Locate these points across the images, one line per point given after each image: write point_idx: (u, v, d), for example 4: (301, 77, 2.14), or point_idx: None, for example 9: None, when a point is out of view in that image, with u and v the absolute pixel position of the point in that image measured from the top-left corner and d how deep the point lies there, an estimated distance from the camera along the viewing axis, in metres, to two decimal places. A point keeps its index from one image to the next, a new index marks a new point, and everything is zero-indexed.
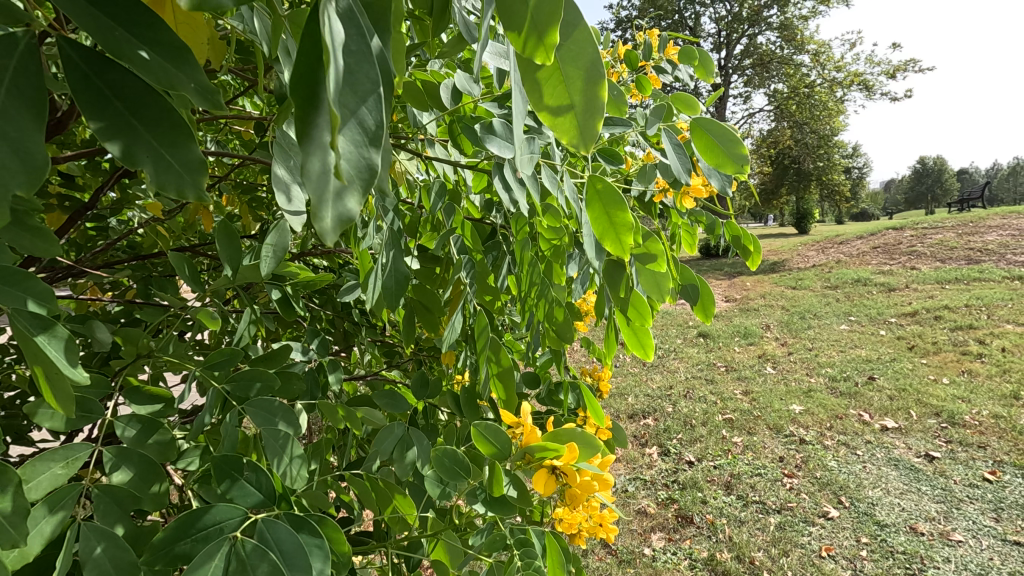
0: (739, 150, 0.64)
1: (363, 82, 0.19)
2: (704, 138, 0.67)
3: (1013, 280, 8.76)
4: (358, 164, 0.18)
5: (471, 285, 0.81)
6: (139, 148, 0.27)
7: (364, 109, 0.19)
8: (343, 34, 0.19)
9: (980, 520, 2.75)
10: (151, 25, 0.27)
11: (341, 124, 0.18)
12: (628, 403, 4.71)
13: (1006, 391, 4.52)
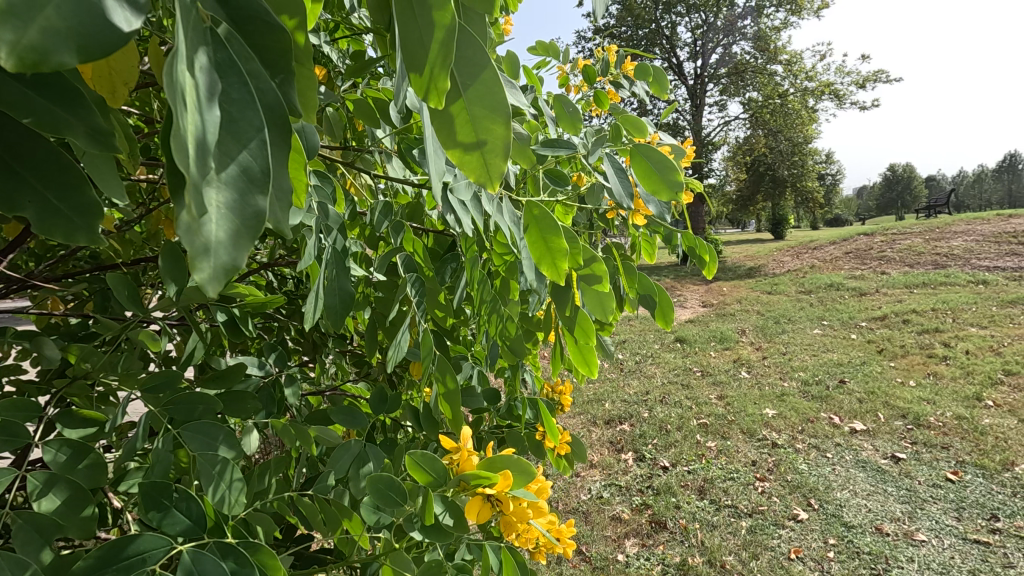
0: (675, 174, 0.66)
1: (242, 138, 0.21)
2: (644, 166, 0.69)
3: (976, 285, 9.06)
4: (238, 216, 0.20)
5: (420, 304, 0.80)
6: (23, 194, 0.29)
7: (249, 159, 0.21)
8: (222, 94, 0.21)
9: (943, 520, 2.82)
10: (36, 76, 0.28)
11: (224, 179, 0.20)
12: (605, 409, 4.76)
13: (970, 393, 4.66)
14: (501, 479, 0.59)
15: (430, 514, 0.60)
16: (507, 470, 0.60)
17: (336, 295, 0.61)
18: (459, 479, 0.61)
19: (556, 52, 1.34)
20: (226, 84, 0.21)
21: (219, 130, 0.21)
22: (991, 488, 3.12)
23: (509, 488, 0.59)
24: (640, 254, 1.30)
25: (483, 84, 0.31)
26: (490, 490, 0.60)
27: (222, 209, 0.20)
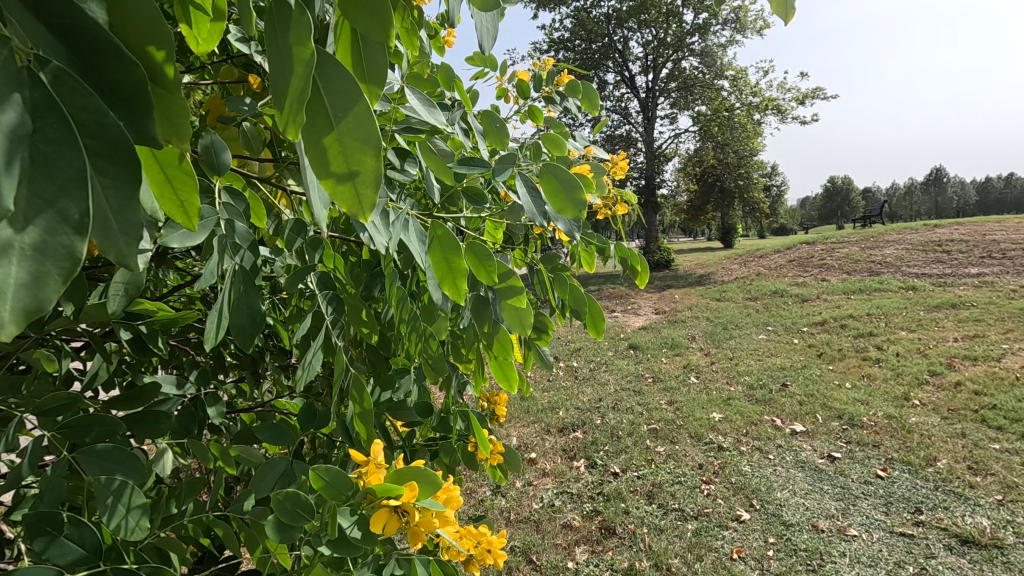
0: (579, 193, 0.63)
1: (57, 175, 0.22)
2: (549, 181, 0.66)
3: (906, 291, 9.65)
4: (48, 252, 0.22)
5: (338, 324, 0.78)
6: None
7: (68, 199, 0.22)
8: (35, 133, 0.22)
9: (873, 515, 2.97)
10: None
11: (31, 219, 0.22)
12: (558, 417, 4.80)
13: (899, 393, 4.94)
14: (407, 491, 0.57)
15: (335, 527, 0.58)
16: (414, 480, 0.57)
17: (244, 313, 0.61)
18: (364, 493, 0.59)
19: (494, 63, 1.35)
20: (41, 125, 0.22)
21: (27, 173, 0.22)
22: (916, 482, 3.31)
23: (415, 500, 0.57)
24: (578, 265, 1.34)
25: (357, 116, 0.31)
26: (395, 502, 0.57)
27: (34, 252, 0.21)
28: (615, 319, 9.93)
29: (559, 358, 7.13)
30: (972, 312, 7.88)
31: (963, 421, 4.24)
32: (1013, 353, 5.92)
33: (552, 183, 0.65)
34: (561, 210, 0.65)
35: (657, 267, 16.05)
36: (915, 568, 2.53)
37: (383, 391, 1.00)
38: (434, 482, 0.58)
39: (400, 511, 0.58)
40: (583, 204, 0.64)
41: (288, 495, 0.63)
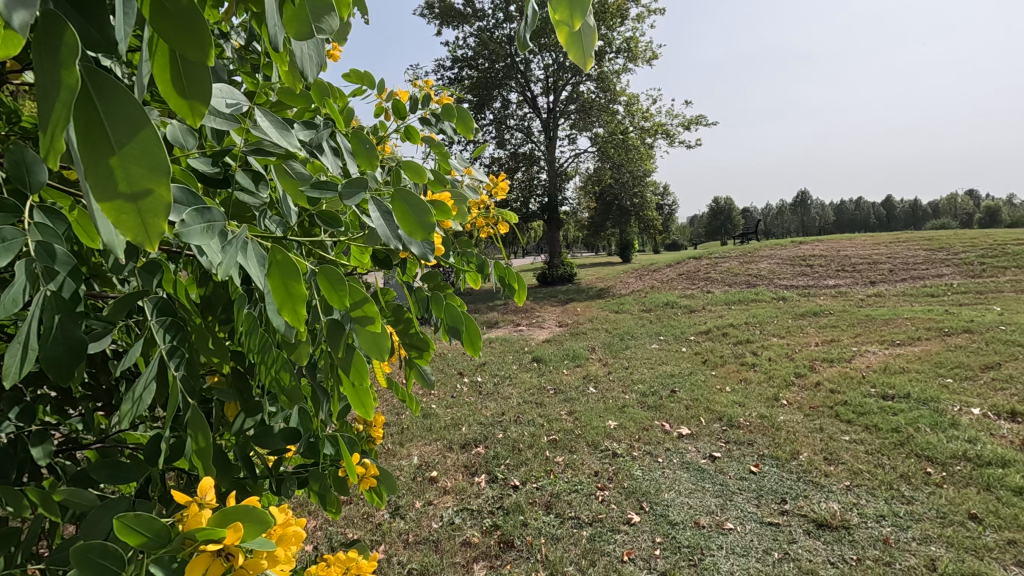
0: (428, 223, 0.66)
1: None
2: (403, 211, 0.67)
3: (777, 301, 10.73)
4: None
5: (181, 353, 0.74)
6: None
7: None
8: None
9: (747, 508, 3.23)
10: None
11: None
12: (461, 433, 4.78)
13: (769, 394, 5.47)
14: (229, 533, 0.54)
15: None
16: (239, 522, 0.55)
17: (60, 342, 0.57)
18: (183, 538, 0.55)
19: (372, 81, 1.35)
20: None
21: None
22: (782, 475, 3.66)
23: (240, 542, 0.55)
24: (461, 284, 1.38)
25: (141, 141, 0.30)
26: (218, 546, 0.55)
27: None
28: (520, 332, 10.08)
29: (463, 373, 7.10)
30: (829, 319, 8.90)
31: (821, 417, 4.75)
32: (860, 354, 6.76)
33: (403, 208, 0.67)
34: (411, 233, 0.67)
35: (560, 281, 16.55)
36: (780, 553, 2.77)
37: (247, 418, 0.95)
38: (264, 521, 0.56)
39: (224, 555, 0.55)
40: (431, 227, 0.67)
41: (95, 545, 0.58)
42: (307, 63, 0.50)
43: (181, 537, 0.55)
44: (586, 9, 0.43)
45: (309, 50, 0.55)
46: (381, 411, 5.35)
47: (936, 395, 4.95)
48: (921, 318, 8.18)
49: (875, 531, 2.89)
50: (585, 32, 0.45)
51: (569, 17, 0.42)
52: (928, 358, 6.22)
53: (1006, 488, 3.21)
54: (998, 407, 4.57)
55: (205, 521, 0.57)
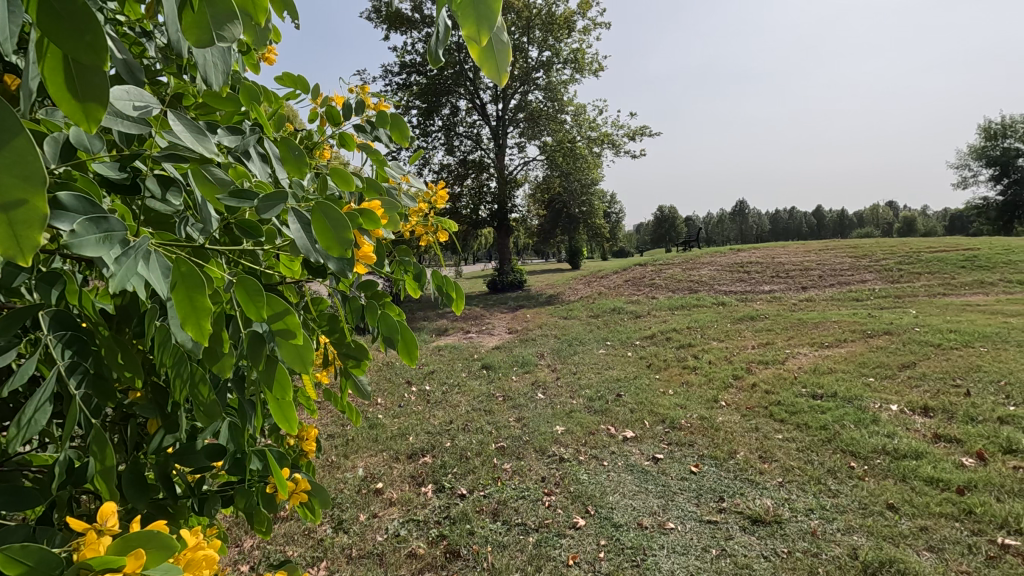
0: (346, 233, 0.65)
1: None
2: (322, 222, 0.66)
3: (718, 306, 11.18)
4: None
5: (80, 372, 0.71)
6: None
7: None
8: None
9: (687, 507, 3.33)
10: None
11: None
12: (408, 442, 4.71)
13: (709, 396, 5.68)
14: (130, 560, 0.52)
15: None
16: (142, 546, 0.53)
17: None
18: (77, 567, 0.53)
19: (306, 86, 1.33)
20: None
21: None
22: (720, 474, 3.80)
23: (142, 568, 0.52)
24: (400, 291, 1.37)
25: (11, 152, 0.28)
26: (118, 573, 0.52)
27: None
28: (470, 340, 10.03)
29: (411, 382, 7.00)
30: (765, 323, 9.33)
31: (757, 417, 4.97)
32: (793, 356, 7.12)
33: (322, 221, 0.66)
34: (329, 248, 0.66)
35: (510, 288, 16.61)
36: (717, 550, 2.87)
37: (165, 435, 0.91)
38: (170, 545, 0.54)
39: None
40: (350, 243, 0.66)
41: None
42: (210, 71, 0.52)
43: (72, 566, 0.52)
44: (493, 25, 0.44)
45: (217, 58, 0.57)
46: (324, 422, 5.20)
47: (860, 394, 5.28)
48: (847, 321, 8.71)
49: (804, 524, 3.05)
50: (497, 47, 0.45)
51: (477, 29, 0.42)
52: (853, 358, 6.62)
53: (920, 479, 3.45)
54: (914, 403, 4.92)
55: (104, 549, 0.54)
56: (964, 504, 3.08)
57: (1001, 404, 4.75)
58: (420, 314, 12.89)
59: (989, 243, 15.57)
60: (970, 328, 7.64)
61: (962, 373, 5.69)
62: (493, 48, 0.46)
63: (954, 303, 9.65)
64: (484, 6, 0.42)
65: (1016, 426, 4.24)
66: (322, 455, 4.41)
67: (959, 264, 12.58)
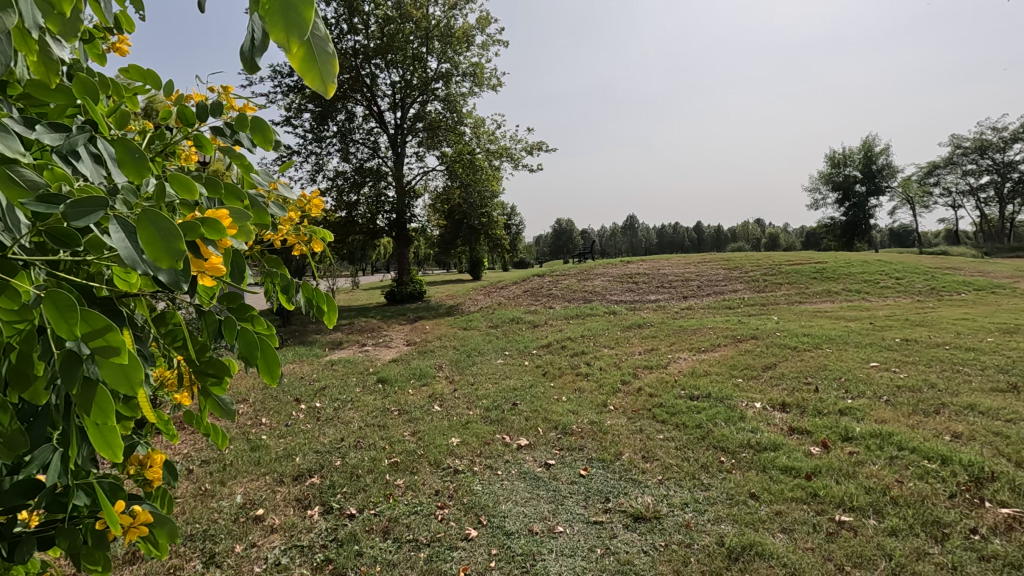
0: (176, 243, 0.61)
1: None
2: (149, 233, 0.62)
3: (610, 315, 11.78)
4: None
5: None
6: None
7: None
8: None
9: (576, 510, 3.45)
10: None
11: None
12: (294, 463, 4.45)
13: (600, 401, 5.95)
14: None
15: None
16: None
17: None
18: None
19: (158, 81, 1.22)
20: None
21: None
22: (607, 475, 3.98)
23: None
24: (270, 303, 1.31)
25: None
26: None
27: None
28: (365, 353, 9.68)
29: (300, 399, 6.61)
30: (650, 330, 9.96)
31: (641, 419, 5.28)
32: (674, 360, 7.67)
33: (149, 230, 0.62)
34: (156, 259, 0.61)
35: (409, 299, 16.29)
36: (602, 549, 2.99)
37: None
38: None
39: None
40: (182, 253, 0.61)
41: None
42: None
43: None
44: (305, 28, 0.43)
45: None
46: (198, 448, 4.77)
47: (730, 393, 5.80)
48: (721, 328, 9.53)
49: (679, 518, 3.27)
50: (317, 53, 0.45)
51: (283, 34, 0.42)
52: (725, 361, 7.26)
53: (777, 468, 3.85)
54: (774, 400, 5.48)
55: None
56: (811, 488, 3.48)
57: (841, 398, 5.44)
58: (313, 327, 12.25)
59: (835, 256, 17.84)
60: (819, 332, 8.68)
61: (812, 372, 6.45)
62: (316, 56, 0.45)
63: (808, 310, 10.93)
64: (294, 13, 0.42)
65: (853, 417, 4.88)
66: (194, 484, 4.04)
67: (812, 275, 14.30)
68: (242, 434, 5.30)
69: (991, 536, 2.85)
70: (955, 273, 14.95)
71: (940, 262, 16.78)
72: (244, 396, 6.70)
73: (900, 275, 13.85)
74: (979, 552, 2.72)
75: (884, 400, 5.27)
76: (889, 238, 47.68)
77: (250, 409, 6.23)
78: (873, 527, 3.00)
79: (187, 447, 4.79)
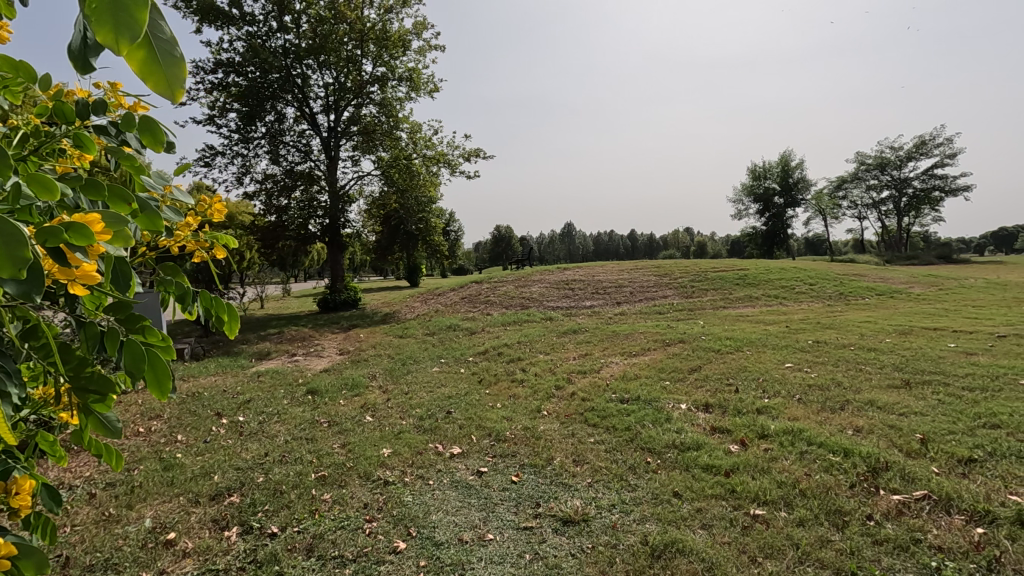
0: (18, 249, 0.57)
1: None
2: None
3: (546, 321, 11.95)
4: None
5: None
6: None
7: None
8: None
9: (506, 517, 3.46)
10: None
11: None
12: (212, 482, 4.20)
13: (533, 407, 6.01)
14: None
15: None
16: None
17: None
18: None
19: (34, 75, 1.14)
20: None
21: None
22: (539, 481, 4.01)
23: None
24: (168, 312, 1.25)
25: None
26: None
27: None
28: (295, 363, 9.30)
29: (221, 414, 6.24)
30: (585, 336, 10.18)
31: (574, 423, 5.36)
32: (606, 364, 7.88)
33: None
34: None
35: (343, 306, 15.82)
36: (531, 555, 3.01)
37: None
38: None
39: None
40: (23, 262, 0.58)
41: None
42: None
43: None
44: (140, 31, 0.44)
45: None
46: (102, 471, 4.40)
47: (658, 396, 6.01)
48: (652, 332, 9.88)
49: (607, 519, 3.35)
50: (157, 57, 0.47)
51: (115, 37, 0.41)
52: (654, 365, 7.54)
53: (699, 466, 4.03)
54: (698, 401, 5.74)
55: None
56: (729, 484, 3.67)
57: (759, 398, 5.77)
58: (238, 338, 11.64)
59: (756, 264, 18.96)
60: (740, 336, 9.20)
61: (733, 373, 6.80)
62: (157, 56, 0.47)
63: (731, 315, 11.55)
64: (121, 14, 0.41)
65: (768, 415, 5.18)
66: (97, 509, 3.72)
67: (735, 281, 15.13)
68: (153, 453, 4.94)
69: (884, 521, 3.10)
70: (859, 279, 16.29)
71: (848, 270, 18.19)
72: (158, 412, 6.25)
73: (812, 281, 14.93)
74: (874, 536, 2.95)
75: (796, 399, 5.64)
76: (804, 247, 47.64)
77: (164, 426, 5.82)
78: (783, 519, 3.20)
79: (89, 469, 4.41)
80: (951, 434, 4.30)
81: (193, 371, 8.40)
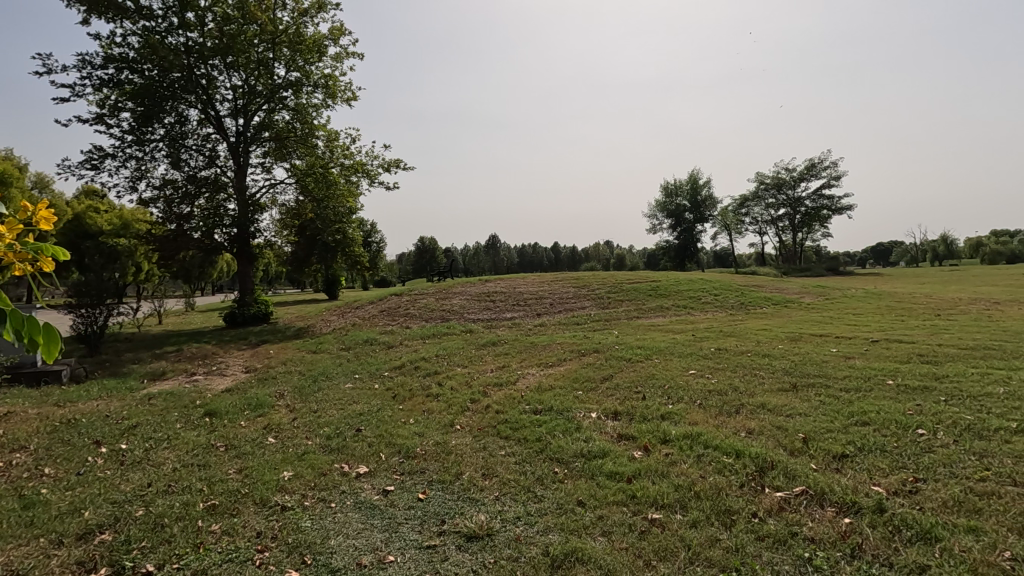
0: None
1: None
2: None
3: (466, 333, 11.90)
4: None
5: None
6: None
7: None
8: None
9: (410, 536, 3.36)
10: None
11: None
12: (81, 519, 3.77)
13: (446, 422, 5.93)
14: None
15: None
16: None
17: None
18: None
19: None
20: None
21: None
22: (445, 497, 3.94)
23: None
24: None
25: None
26: None
27: None
28: (194, 383, 8.63)
29: (101, 442, 5.64)
30: (503, 347, 10.23)
31: (486, 437, 5.32)
32: (522, 376, 7.92)
33: None
34: None
35: (252, 321, 14.87)
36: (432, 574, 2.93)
37: None
38: None
39: None
40: None
41: None
42: None
43: None
44: None
45: None
46: None
47: (570, 405, 6.13)
48: (568, 343, 10.09)
49: (510, 533, 3.33)
50: None
51: None
52: (568, 375, 7.68)
53: (604, 474, 4.12)
54: (608, 409, 5.90)
55: None
56: (630, 490, 3.78)
57: (664, 404, 6.02)
58: (128, 356, 10.62)
59: (668, 276, 19.90)
60: (650, 344, 9.59)
61: (642, 381, 7.08)
62: None
63: (644, 324, 12.04)
64: None
65: (671, 420, 5.42)
66: None
67: (648, 292, 15.83)
68: (12, 489, 4.36)
69: (767, 517, 3.31)
70: (759, 290, 17.53)
71: (748, 281, 19.55)
72: (23, 443, 5.55)
73: (717, 292, 15.90)
74: (757, 533, 3.13)
75: (697, 404, 5.93)
76: (713, 259, 47.61)
77: (29, 459, 5.18)
78: (678, 521, 3.33)
79: None
80: (828, 433, 4.68)
81: (71, 396, 7.56)
